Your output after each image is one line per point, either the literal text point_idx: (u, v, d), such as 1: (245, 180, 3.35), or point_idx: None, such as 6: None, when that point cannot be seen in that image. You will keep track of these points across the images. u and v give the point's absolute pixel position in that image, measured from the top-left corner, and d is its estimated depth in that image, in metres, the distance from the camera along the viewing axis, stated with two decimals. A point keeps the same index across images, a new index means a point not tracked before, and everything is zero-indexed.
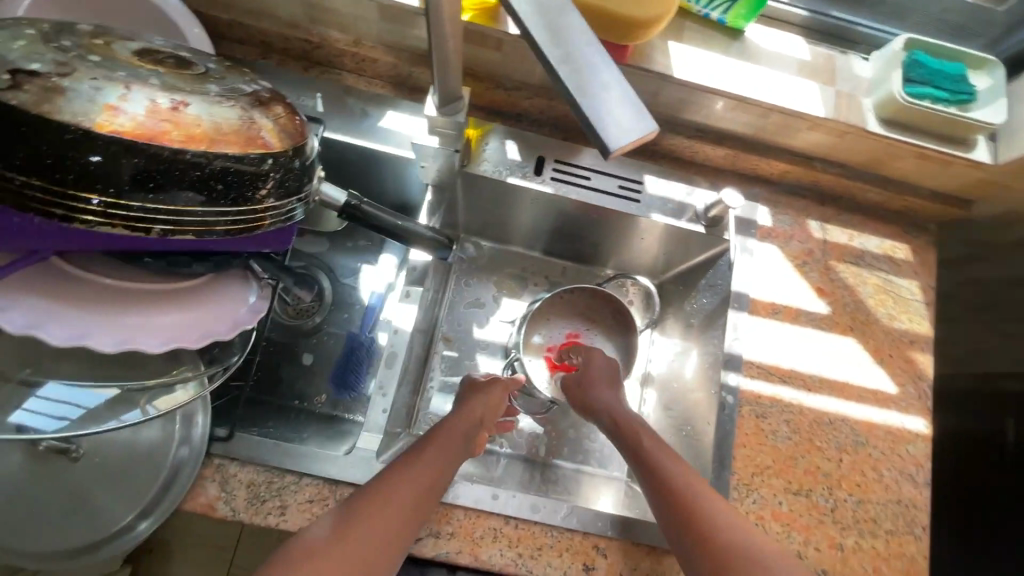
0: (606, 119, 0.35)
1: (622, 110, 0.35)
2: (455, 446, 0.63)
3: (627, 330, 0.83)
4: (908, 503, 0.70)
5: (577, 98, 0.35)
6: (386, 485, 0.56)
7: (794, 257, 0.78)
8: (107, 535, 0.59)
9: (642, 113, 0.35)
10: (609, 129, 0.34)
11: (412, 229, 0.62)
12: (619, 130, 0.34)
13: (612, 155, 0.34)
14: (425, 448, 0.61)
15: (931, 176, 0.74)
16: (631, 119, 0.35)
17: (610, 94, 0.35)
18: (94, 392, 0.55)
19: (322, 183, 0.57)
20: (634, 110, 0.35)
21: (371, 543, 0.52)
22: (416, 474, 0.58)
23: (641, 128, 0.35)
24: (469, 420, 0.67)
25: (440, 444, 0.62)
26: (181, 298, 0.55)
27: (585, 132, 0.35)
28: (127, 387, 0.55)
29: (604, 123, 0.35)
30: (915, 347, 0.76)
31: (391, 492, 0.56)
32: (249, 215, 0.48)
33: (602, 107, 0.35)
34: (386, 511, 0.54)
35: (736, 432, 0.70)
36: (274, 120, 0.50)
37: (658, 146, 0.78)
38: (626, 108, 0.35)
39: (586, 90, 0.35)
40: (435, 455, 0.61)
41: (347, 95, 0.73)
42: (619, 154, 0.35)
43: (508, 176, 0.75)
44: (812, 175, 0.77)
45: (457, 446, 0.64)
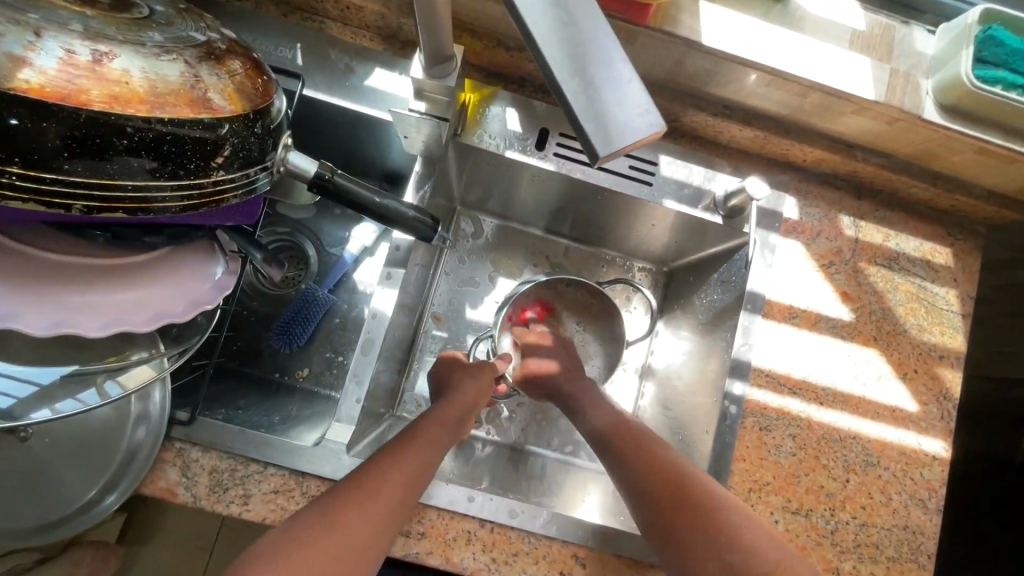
0: (599, 113, 0.29)
1: (625, 102, 0.29)
2: (443, 432, 0.60)
3: (613, 317, 0.78)
4: (916, 529, 0.65)
5: (566, 84, 0.29)
6: (373, 469, 0.51)
7: (820, 256, 0.70)
8: (71, 512, 0.56)
9: (648, 107, 0.29)
10: (601, 127, 0.29)
11: (393, 207, 0.54)
12: (615, 128, 0.29)
13: (603, 159, 0.29)
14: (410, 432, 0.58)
15: (987, 174, 0.65)
16: (634, 115, 0.29)
17: (610, 81, 0.29)
18: (48, 369, 0.50)
19: (288, 152, 0.50)
20: (639, 104, 0.29)
21: (369, 527, 0.47)
22: (410, 458, 0.54)
23: (646, 126, 0.29)
24: (466, 405, 0.65)
25: (426, 428, 0.59)
26: (133, 275, 0.49)
27: (571, 127, 0.29)
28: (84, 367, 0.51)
29: (601, 116, 0.29)
30: (944, 363, 0.69)
31: (380, 475, 0.51)
32: (195, 192, 0.42)
33: (598, 98, 0.29)
34: (375, 495, 0.49)
35: (736, 444, 0.65)
36: (228, 78, 0.43)
37: (678, 123, 0.69)
38: (628, 101, 0.29)
39: (585, 74, 0.29)
40: (426, 437, 0.58)
41: (331, 48, 0.65)
42: (611, 157, 0.29)
43: (506, 150, 0.68)
44: (851, 165, 0.68)
45: (446, 431, 0.61)
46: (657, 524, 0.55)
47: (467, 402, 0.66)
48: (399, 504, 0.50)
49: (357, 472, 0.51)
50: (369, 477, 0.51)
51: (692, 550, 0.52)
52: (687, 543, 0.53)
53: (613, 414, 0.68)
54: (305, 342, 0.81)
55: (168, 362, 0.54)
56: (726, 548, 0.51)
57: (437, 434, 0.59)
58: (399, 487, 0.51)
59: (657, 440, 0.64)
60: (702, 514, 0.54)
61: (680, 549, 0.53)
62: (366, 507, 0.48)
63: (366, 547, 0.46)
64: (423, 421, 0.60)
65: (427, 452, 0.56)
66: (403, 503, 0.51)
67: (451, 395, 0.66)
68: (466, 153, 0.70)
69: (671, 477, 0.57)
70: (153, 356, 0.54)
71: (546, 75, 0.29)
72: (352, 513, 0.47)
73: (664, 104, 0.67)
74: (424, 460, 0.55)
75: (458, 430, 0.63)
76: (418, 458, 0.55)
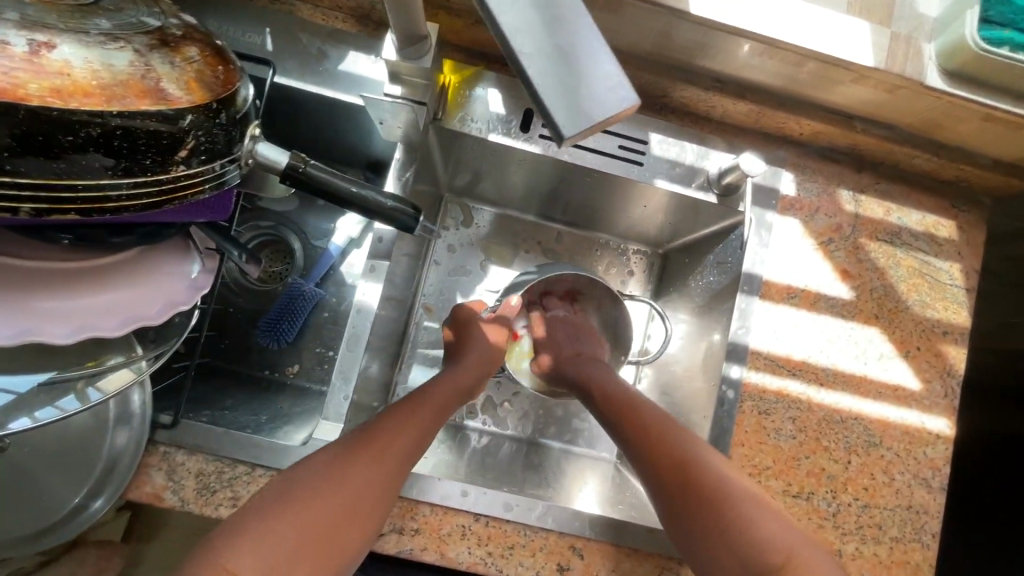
0: (566, 91, 0.27)
1: (591, 76, 0.27)
2: (443, 406, 0.61)
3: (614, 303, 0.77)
4: (919, 509, 0.64)
5: (530, 59, 0.27)
6: (378, 428, 0.53)
7: (818, 233, 0.67)
8: (54, 521, 0.55)
9: (619, 81, 0.27)
10: (568, 104, 0.27)
11: (370, 198, 0.50)
12: (583, 105, 0.27)
13: (569, 139, 0.27)
14: (410, 402, 0.58)
15: (993, 143, 0.63)
16: (603, 89, 0.27)
17: (580, 53, 0.27)
18: (25, 377, 0.48)
19: (256, 143, 0.47)
20: (611, 78, 0.27)
21: (371, 483, 0.50)
22: (413, 419, 0.56)
23: (616, 100, 0.27)
24: (476, 367, 0.67)
25: (426, 399, 0.59)
26: (104, 277, 0.48)
27: (535, 106, 0.27)
28: (62, 374, 0.49)
29: (564, 92, 0.27)
30: (948, 339, 0.67)
31: (382, 445, 0.52)
32: (154, 188, 0.40)
33: (561, 73, 0.27)
34: (377, 458, 0.51)
35: (735, 429, 0.63)
36: (184, 65, 0.41)
37: (667, 98, 0.67)
38: (598, 76, 0.27)
39: (546, 45, 0.27)
40: (432, 401, 0.60)
41: (301, 31, 0.62)
42: (578, 137, 0.28)
43: (490, 133, 0.65)
44: (850, 137, 0.65)
45: (447, 408, 0.61)
46: (651, 488, 0.57)
47: (470, 376, 0.66)
48: (402, 461, 0.53)
49: (357, 434, 0.52)
50: (367, 445, 0.51)
51: (682, 514, 0.53)
52: (679, 507, 0.53)
53: (616, 386, 0.67)
54: (293, 338, 0.79)
55: (146, 366, 0.52)
56: (722, 518, 0.51)
57: (436, 409, 0.59)
58: (403, 447, 0.53)
59: (659, 411, 0.63)
60: (699, 483, 0.53)
61: (670, 512, 0.54)
62: (361, 479, 0.49)
63: (365, 501, 0.49)
64: (422, 394, 0.60)
65: (428, 419, 0.57)
66: (395, 478, 0.52)
67: (456, 366, 0.66)
68: (448, 138, 0.67)
69: (673, 449, 0.56)
70: (129, 360, 0.51)
71: (508, 50, 0.27)
72: (351, 471, 0.49)
73: (652, 79, 0.64)
74: (421, 434, 0.56)
75: (457, 404, 0.63)
76: (416, 433, 0.55)
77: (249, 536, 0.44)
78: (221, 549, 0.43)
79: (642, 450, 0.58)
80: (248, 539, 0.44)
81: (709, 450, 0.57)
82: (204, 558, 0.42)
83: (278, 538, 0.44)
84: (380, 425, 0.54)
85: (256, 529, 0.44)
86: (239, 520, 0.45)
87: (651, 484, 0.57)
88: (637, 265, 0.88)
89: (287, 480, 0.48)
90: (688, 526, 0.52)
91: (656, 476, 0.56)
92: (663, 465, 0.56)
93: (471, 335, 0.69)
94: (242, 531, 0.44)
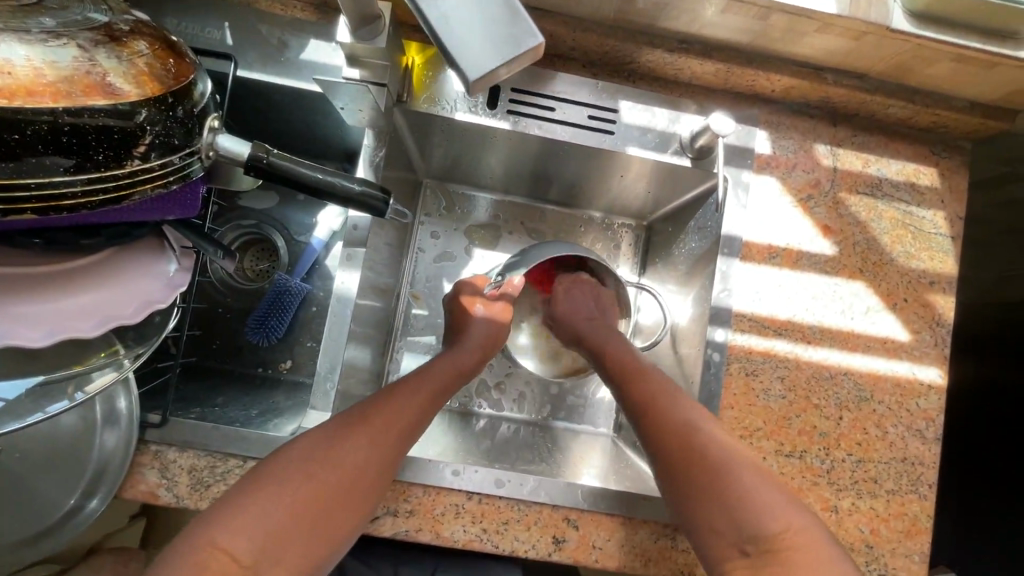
0: (474, 43, 0.31)
1: (497, 27, 0.31)
2: (442, 388, 0.60)
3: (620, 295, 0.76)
4: (915, 460, 0.64)
5: (440, 20, 0.31)
6: (374, 406, 0.53)
7: (797, 190, 0.67)
8: (56, 521, 0.56)
9: (526, 26, 0.31)
10: (474, 53, 0.31)
11: (338, 185, 0.49)
12: (489, 52, 0.31)
13: (478, 87, 0.31)
14: (410, 381, 0.58)
15: (967, 83, 0.61)
16: (509, 36, 0.31)
17: (488, 8, 0.31)
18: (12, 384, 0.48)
19: (216, 135, 0.47)
20: (513, 23, 0.31)
21: (367, 463, 0.50)
22: (411, 398, 0.56)
23: (522, 44, 0.31)
24: (479, 346, 0.67)
25: (427, 379, 0.59)
26: (78, 280, 0.48)
27: (447, 60, 0.31)
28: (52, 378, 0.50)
29: (467, 45, 0.31)
30: (935, 288, 0.66)
31: (377, 423, 0.52)
32: (109, 183, 0.40)
33: (467, 29, 0.31)
34: (373, 437, 0.51)
35: (723, 392, 0.63)
36: (132, 60, 0.41)
37: (634, 64, 0.66)
38: (505, 24, 0.31)
39: (453, 8, 0.31)
40: (431, 380, 0.60)
41: (260, 22, 0.62)
42: (486, 83, 0.32)
43: (456, 112, 0.65)
44: (822, 90, 0.64)
45: (447, 389, 0.61)
46: (648, 449, 0.57)
47: (469, 359, 0.66)
48: (398, 441, 0.53)
49: (356, 411, 0.53)
50: (363, 424, 0.51)
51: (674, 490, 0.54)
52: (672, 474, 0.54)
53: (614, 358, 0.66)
54: (283, 334, 0.80)
55: (129, 364, 0.53)
56: (717, 484, 0.51)
57: (437, 389, 0.59)
58: (399, 425, 0.53)
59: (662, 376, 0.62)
60: (698, 445, 0.54)
61: (663, 476, 0.55)
62: (357, 457, 0.50)
63: (360, 480, 0.50)
64: (423, 372, 0.60)
65: (428, 400, 0.57)
66: (390, 457, 0.52)
67: (454, 348, 0.66)
68: (417, 121, 0.67)
69: (663, 418, 0.57)
70: (110, 359, 0.52)
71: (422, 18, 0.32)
72: (347, 449, 0.49)
73: (617, 44, 0.63)
74: (418, 414, 0.56)
75: (458, 384, 0.63)
76: (414, 413, 0.55)
77: (242, 512, 0.44)
78: (215, 525, 0.44)
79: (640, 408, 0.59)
80: (242, 515, 0.44)
81: (710, 419, 0.57)
82: (196, 537, 0.43)
83: (272, 516, 0.45)
84: (377, 403, 0.54)
85: (249, 505, 0.45)
86: (232, 496, 0.46)
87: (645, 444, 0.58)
88: (626, 239, 0.88)
89: (283, 455, 0.48)
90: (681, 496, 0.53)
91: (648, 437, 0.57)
92: (657, 428, 0.57)
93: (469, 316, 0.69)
94: (234, 508, 0.45)
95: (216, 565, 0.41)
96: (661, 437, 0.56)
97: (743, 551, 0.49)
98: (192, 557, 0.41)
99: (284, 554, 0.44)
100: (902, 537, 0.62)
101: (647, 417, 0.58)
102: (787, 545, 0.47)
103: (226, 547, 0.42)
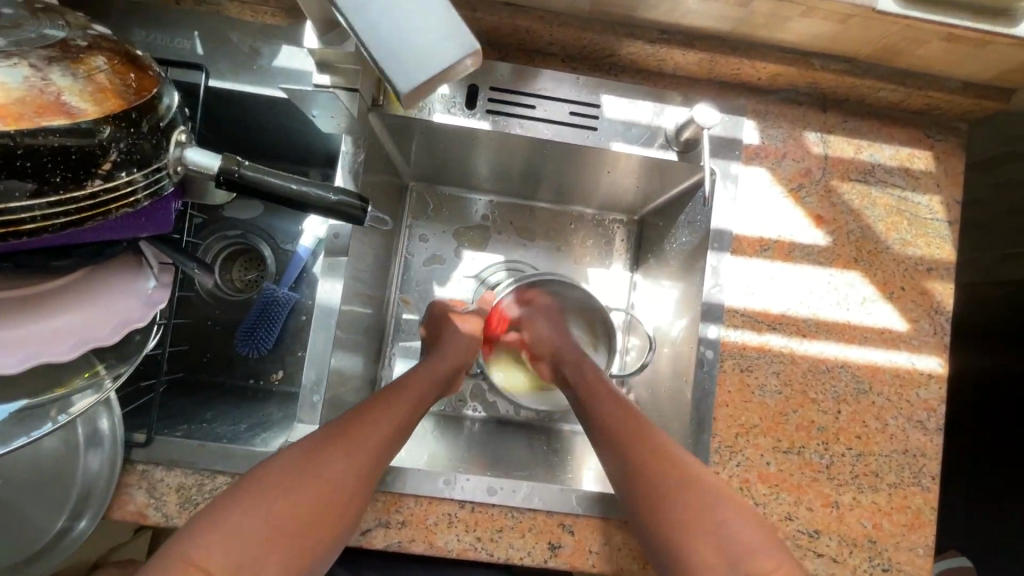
0: (411, 55, 0.37)
1: (434, 38, 0.37)
2: (419, 400, 0.59)
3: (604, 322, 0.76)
4: (916, 452, 0.63)
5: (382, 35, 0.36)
6: (356, 417, 0.53)
7: (787, 180, 0.65)
8: (49, 541, 0.55)
9: (460, 37, 0.37)
10: (412, 63, 0.37)
11: (309, 194, 0.47)
12: (426, 62, 0.37)
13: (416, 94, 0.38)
14: (392, 393, 0.58)
15: (959, 63, 0.59)
16: (445, 46, 0.37)
17: (426, 24, 0.37)
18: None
19: (185, 150, 0.45)
20: (451, 40, 0.37)
21: (347, 473, 0.49)
22: (393, 409, 0.56)
23: (456, 53, 0.37)
24: (456, 356, 0.67)
25: (405, 391, 0.58)
26: (50, 303, 0.47)
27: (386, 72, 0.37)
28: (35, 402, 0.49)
29: (407, 58, 0.37)
30: (933, 275, 0.65)
31: (358, 433, 0.52)
32: (70, 207, 0.39)
33: (407, 42, 0.37)
34: (353, 448, 0.51)
35: (717, 390, 0.62)
36: (88, 77, 0.40)
37: (615, 57, 0.64)
38: (441, 37, 0.37)
39: (392, 25, 0.37)
40: (411, 387, 0.59)
41: (230, 30, 0.60)
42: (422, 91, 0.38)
43: (434, 114, 0.63)
44: (809, 76, 0.62)
45: (427, 396, 0.61)
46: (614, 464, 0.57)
47: (449, 365, 0.66)
48: (380, 451, 0.52)
49: (339, 424, 0.52)
50: (345, 438, 0.51)
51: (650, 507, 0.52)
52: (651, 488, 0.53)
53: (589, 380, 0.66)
54: (272, 345, 0.79)
55: (110, 384, 0.52)
56: (682, 515, 0.51)
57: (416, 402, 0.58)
58: (381, 435, 0.53)
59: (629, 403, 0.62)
60: (674, 473, 0.53)
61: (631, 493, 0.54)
62: (337, 468, 0.49)
63: (343, 492, 0.49)
64: (403, 380, 0.60)
65: (409, 408, 0.57)
66: (372, 467, 0.51)
67: (433, 356, 0.66)
68: (396, 124, 0.66)
69: (649, 436, 0.57)
70: (92, 381, 0.52)
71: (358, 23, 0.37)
72: (327, 459, 0.49)
73: (596, 38, 0.61)
74: (401, 427, 0.55)
75: (438, 387, 0.63)
76: (396, 423, 0.55)
77: (221, 525, 0.44)
78: (192, 540, 0.43)
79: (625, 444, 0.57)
80: (220, 529, 0.44)
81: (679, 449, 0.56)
82: (175, 548, 0.43)
83: (251, 529, 0.44)
84: (358, 413, 0.53)
85: (228, 519, 0.44)
86: (212, 510, 0.45)
87: (619, 481, 0.56)
88: (619, 235, 0.87)
89: (264, 467, 0.48)
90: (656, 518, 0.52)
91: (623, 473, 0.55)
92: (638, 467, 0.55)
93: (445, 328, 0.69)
94: (215, 518, 0.44)
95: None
96: (641, 467, 0.54)
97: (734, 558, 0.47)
98: (171, 567, 0.41)
99: (263, 566, 0.43)
100: (906, 531, 0.61)
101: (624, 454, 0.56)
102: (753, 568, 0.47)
103: (205, 561, 0.42)
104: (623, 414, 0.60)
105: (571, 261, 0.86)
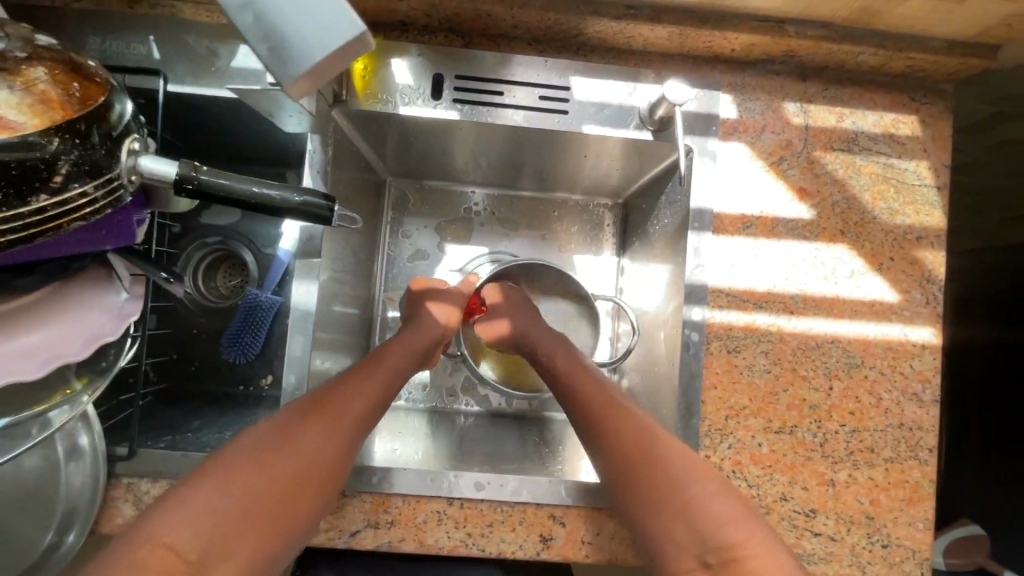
0: (299, 46, 0.39)
1: (317, 27, 0.39)
2: (395, 375, 0.59)
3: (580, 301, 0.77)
4: (912, 425, 0.61)
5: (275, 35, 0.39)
6: (331, 395, 0.53)
7: (767, 153, 0.63)
8: (33, 563, 0.54)
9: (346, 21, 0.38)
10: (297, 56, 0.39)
11: (265, 194, 0.45)
12: (311, 51, 0.39)
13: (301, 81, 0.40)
14: (364, 369, 0.58)
15: (942, 20, 0.57)
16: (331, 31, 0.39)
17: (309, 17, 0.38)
18: None
19: (137, 159, 0.43)
20: (339, 20, 0.38)
21: (321, 450, 0.49)
22: (367, 387, 0.56)
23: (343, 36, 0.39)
24: (430, 335, 0.67)
25: (378, 367, 0.58)
26: (16, 324, 0.47)
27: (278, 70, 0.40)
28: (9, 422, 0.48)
29: (295, 51, 0.39)
30: (923, 244, 0.63)
31: (332, 411, 0.52)
32: (16, 222, 0.39)
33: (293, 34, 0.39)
34: (326, 425, 0.50)
35: (704, 373, 0.60)
36: (24, 90, 0.39)
37: (583, 36, 0.62)
38: (328, 25, 0.39)
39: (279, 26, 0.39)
40: (386, 363, 0.59)
41: (184, 32, 0.59)
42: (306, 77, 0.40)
43: (399, 107, 0.61)
44: (784, 44, 0.60)
45: (403, 372, 0.61)
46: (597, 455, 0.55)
47: (421, 341, 0.65)
48: (354, 429, 0.52)
49: (307, 402, 0.52)
50: (314, 414, 0.51)
51: (633, 487, 0.51)
52: (631, 462, 0.52)
53: (567, 354, 0.66)
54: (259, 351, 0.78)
55: (86, 400, 0.50)
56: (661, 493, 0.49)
57: (390, 379, 0.59)
58: (356, 414, 0.53)
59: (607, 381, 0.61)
60: (658, 447, 0.52)
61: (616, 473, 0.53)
62: (312, 446, 0.49)
63: (316, 470, 0.49)
64: (376, 357, 0.60)
65: (384, 386, 0.57)
66: (345, 444, 0.51)
67: (408, 332, 0.66)
68: (362, 120, 0.64)
69: (625, 415, 0.56)
70: (68, 398, 0.50)
71: (248, 34, 0.39)
72: (299, 437, 0.49)
73: (561, 17, 0.59)
74: (374, 403, 0.55)
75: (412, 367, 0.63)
76: (370, 402, 0.55)
77: (188, 507, 0.43)
78: (155, 523, 0.42)
79: (598, 409, 0.57)
80: (189, 510, 0.42)
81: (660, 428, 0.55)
82: (137, 532, 0.41)
83: (221, 510, 0.43)
84: (331, 392, 0.53)
85: (196, 500, 0.43)
86: (178, 490, 0.44)
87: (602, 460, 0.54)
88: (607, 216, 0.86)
89: (232, 448, 0.47)
90: (646, 506, 0.50)
91: (603, 428, 0.55)
92: (618, 428, 0.54)
93: (420, 310, 0.69)
94: (180, 502, 0.43)
95: (156, 561, 0.39)
96: (625, 450, 0.53)
97: (707, 564, 0.45)
98: (132, 551, 0.40)
99: (234, 550, 0.43)
100: (904, 505, 0.60)
101: (598, 430, 0.55)
102: (755, 560, 0.44)
103: (170, 544, 0.41)
104: (598, 390, 0.59)
105: (556, 249, 0.85)
